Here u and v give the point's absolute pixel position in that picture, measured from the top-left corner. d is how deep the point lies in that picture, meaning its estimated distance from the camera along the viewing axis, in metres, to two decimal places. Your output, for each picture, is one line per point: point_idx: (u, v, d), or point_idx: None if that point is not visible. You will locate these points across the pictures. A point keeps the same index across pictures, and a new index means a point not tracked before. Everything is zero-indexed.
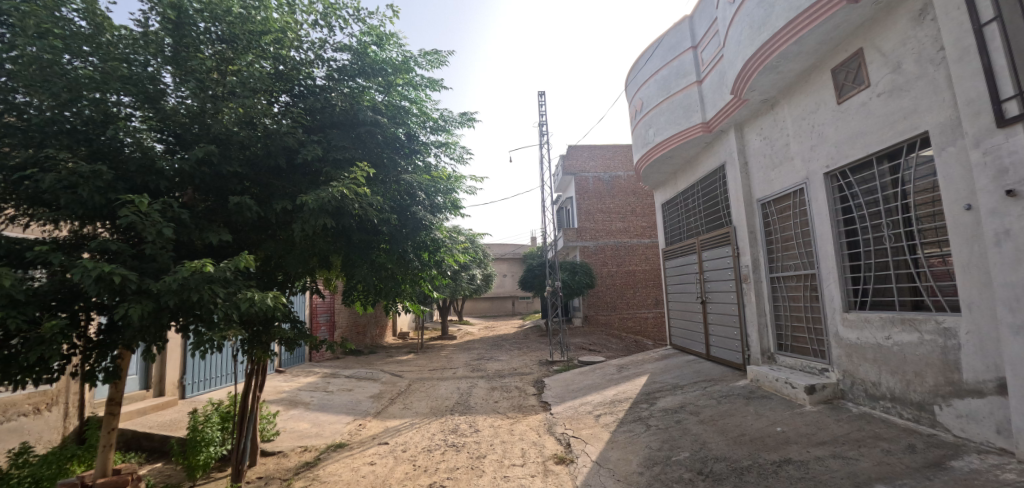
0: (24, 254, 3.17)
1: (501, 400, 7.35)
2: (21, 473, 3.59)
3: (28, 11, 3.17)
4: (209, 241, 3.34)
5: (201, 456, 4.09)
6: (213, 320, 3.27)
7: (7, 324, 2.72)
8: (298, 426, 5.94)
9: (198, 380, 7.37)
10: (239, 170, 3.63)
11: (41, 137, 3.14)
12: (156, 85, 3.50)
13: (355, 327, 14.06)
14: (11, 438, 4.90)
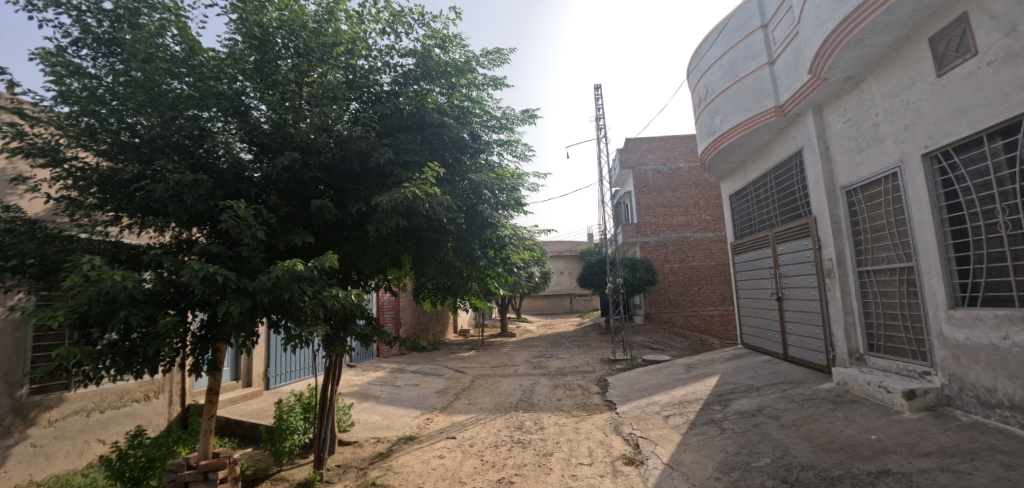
0: (141, 259, 3.50)
1: (565, 398, 7.29)
2: (138, 452, 4.00)
3: (139, 44, 3.56)
4: (293, 243, 3.52)
5: (287, 443, 4.34)
6: (301, 317, 3.48)
7: (130, 321, 3.01)
8: (371, 418, 6.23)
9: (280, 372, 7.91)
10: (317, 175, 3.73)
11: (150, 152, 3.49)
12: (242, 100, 3.71)
13: (419, 323, 14.56)
14: (127, 421, 5.53)
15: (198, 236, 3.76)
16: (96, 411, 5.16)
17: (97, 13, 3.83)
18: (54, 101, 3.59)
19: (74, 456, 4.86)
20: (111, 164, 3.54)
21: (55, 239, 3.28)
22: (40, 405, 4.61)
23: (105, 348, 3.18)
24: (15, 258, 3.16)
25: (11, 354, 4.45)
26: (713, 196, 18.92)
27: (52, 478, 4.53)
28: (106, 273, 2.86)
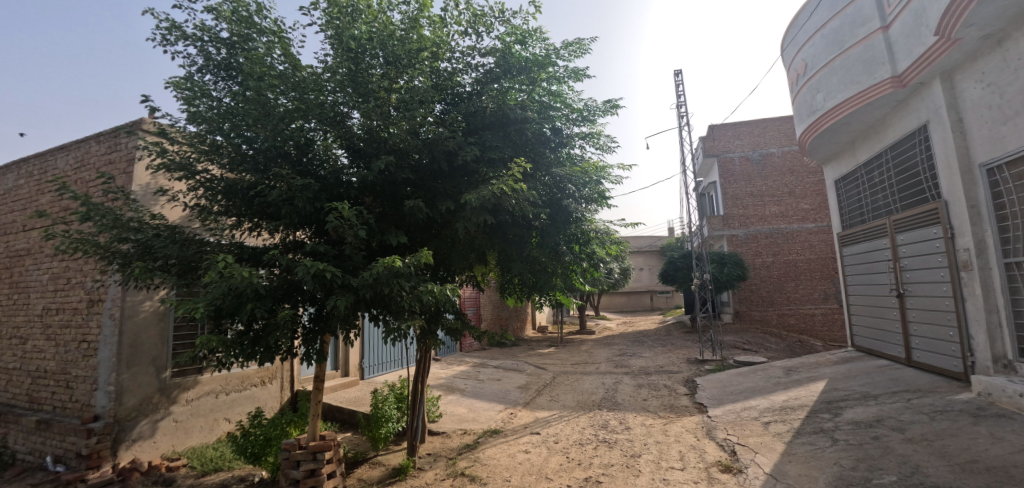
0: (261, 256, 3.81)
1: (651, 399, 7.02)
2: (259, 431, 4.26)
3: (253, 64, 3.88)
4: (389, 242, 3.68)
5: (382, 430, 4.58)
6: (398, 311, 3.63)
7: (255, 313, 3.29)
8: (457, 410, 6.47)
9: (375, 363, 8.48)
10: (408, 175, 3.86)
11: (265, 161, 3.78)
12: (338, 109, 3.83)
13: (499, 320, 14.86)
14: (248, 403, 6.17)
15: (305, 238, 4.10)
16: (224, 393, 5.83)
17: (215, 43, 4.30)
18: (189, 122, 4.02)
19: (207, 432, 5.55)
20: (235, 174, 3.90)
21: (190, 242, 3.61)
22: (180, 386, 5.31)
23: (235, 337, 3.49)
24: (162, 259, 3.57)
25: (157, 342, 5.16)
26: (812, 183, 17.17)
27: (189, 451, 5.21)
28: (235, 270, 3.11)
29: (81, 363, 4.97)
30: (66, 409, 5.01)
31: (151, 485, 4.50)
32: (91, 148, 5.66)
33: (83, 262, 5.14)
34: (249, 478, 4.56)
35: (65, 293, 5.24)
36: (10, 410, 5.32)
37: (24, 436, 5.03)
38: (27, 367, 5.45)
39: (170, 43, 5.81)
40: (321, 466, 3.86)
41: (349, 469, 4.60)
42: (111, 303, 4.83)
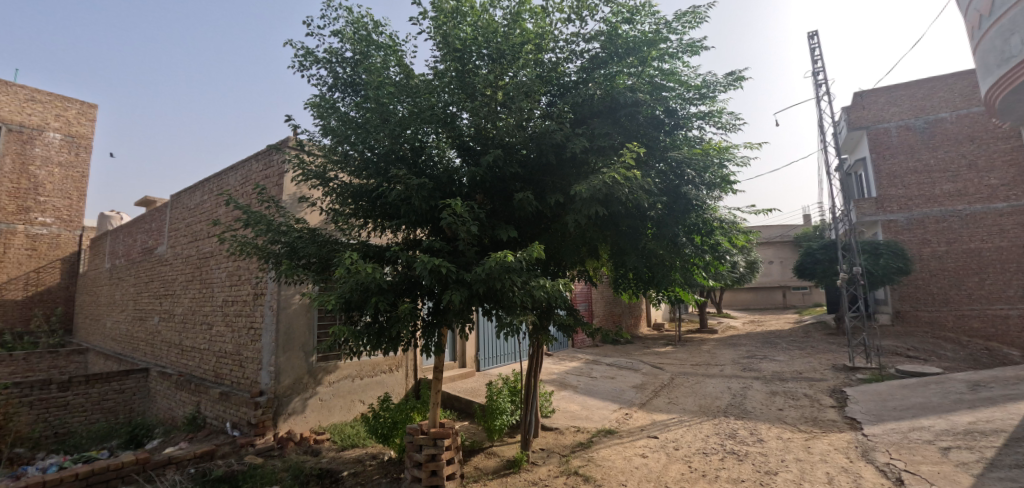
0: (384, 253, 4.05)
1: (788, 408, 6.20)
2: (387, 414, 4.63)
3: (373, 76, 4.17)
4: (501, 237, 3.69)
5: (497, 422, 4.67)
6: (511, 306, 3.63)
7: (379, 306, 3.49)
8: (570, 407, 6.43)
9: (490, 356, 8.82)
10: (518, 170, 3.84)
11: (384, 165, 3.94)
12: (447, 110, 3.91)
13: (613, 316, 14.44)
14: (379, 388, 6.75)
15: (423, 235, 4.30)
16: (358, 378, 6.44)
17: (342, 63, 4.74)
18: (323, 135, 4.43)
19: (345, 411, 6.22)
20: (359, 179, 4.19)
21: (326, 242, 3.99)
22: (324, 369, 6.01)
23: (364, 328, 3.77)
24: (305, 258, 3.98)
25: (305, 330, 5.89)
26: (1003, 152, 13.73)
27: (331, 427, 5.91)
28: (361, 266, 3.34)
29: (250, 347, 5.90)
30: (240, 384, 5.99)
31: (303, 454, 5.18)
32: (252, 167, 6.67)
33: (249, 262, 6.07)
34: (380, 456, 4.97)
35: (238, 288, 6.27)
36: (203, 382, 6.52)
37: (212, 405, 6.12)
38: (213, 348, 6.64)
39: (308, 68, 6.59)
40: (441, 452, 3.97)
41: (467, 457, 4.79)
42: (271, 296, 5.65)
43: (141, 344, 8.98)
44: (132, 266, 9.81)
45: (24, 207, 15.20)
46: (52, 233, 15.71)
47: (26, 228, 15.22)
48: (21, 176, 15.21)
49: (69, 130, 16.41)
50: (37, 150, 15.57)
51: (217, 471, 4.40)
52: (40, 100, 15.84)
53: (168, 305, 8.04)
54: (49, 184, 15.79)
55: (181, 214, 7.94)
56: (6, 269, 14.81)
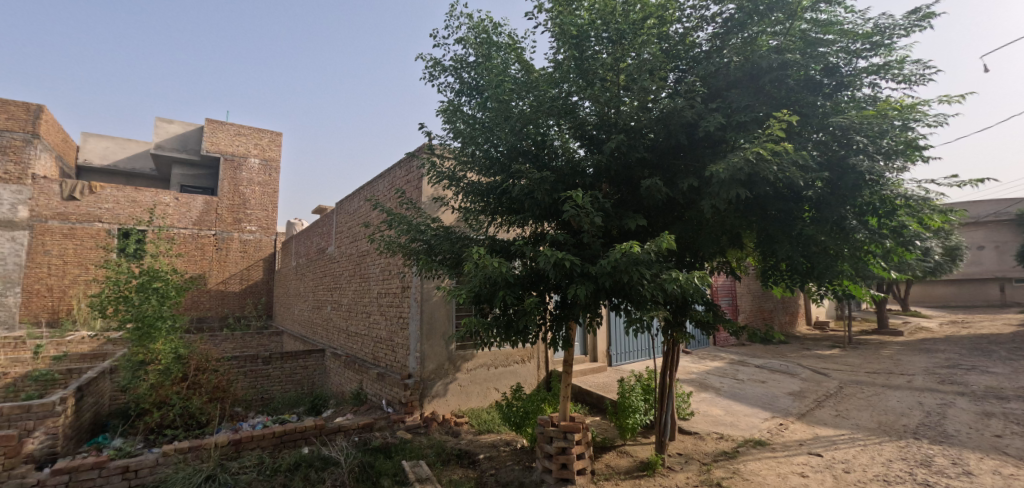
0: (510, 247, 4.15)
1: (1013, 437, 4.80)
2: (519, 403, 4.79)
3: (495, 77, 4.35)
4: (628, 227, 3.53)
5: (629, 420, 4.52)
6: (641, 301, 3.43)
7: (507, 300, 3.58)
8: (712, 411, 5.91)
9: (621, 351, 8.59)
10: (644, 155, 3.62)
11: (508, 162, 4.03)
12: (567, 101, 3.83)
13: (761, 313, 13.00)
14: (513, 377, 7.01)
15: (548, 228, 4.32)
16: (493, 366, 6.78)
17: (466, 69, 5.06)
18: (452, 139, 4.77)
19: (482, 397, 6.60)
20: (486, 177, 4.39)
21: (457, 239, 4.26)
22: (463, 357, 6.48)
23: (494, 321, 3.94)
24: (440, 254, 4.31)
25: (445, 320, 6.38)
26: None
27: (469, 411, 6.33)
28: (488, 262, 3.47)
29: (400, 333, 6.62)
30: (393, 366, 6.75)
31: (444, 434, 5.67)
32: (395, 173, 7.35)
33: (395, 259, 6.81)
34: (513, 443, 5.20)
35: (388, 282, 7.09)
36: (363, 363, 7.52)
37: (371, 383, 7.02)
38: (371, 334, 7.62)
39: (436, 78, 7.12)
40: (572, 446, 3.95)
41: (598, 453, 4.71)
42: (415, 289, 6.26)
43: (319, 329, 10.75)
44: (310, 264, 11.81)
45: (238, 219, 19.40)
46: (257, 238, 19.74)
47: (241, 235, 19.38)
48: (235, 195, 19.46)
49: (265, 155, 20.44)
50: (243, 174, 19.85)
51: (375, 442, 4.97)
52: (244, 133, 20.15)
53: (336, 296, 9.50)
54: (254, 200, 19.89)
55: (343, 220, 9.29)
56: (230, 267, 19.04)
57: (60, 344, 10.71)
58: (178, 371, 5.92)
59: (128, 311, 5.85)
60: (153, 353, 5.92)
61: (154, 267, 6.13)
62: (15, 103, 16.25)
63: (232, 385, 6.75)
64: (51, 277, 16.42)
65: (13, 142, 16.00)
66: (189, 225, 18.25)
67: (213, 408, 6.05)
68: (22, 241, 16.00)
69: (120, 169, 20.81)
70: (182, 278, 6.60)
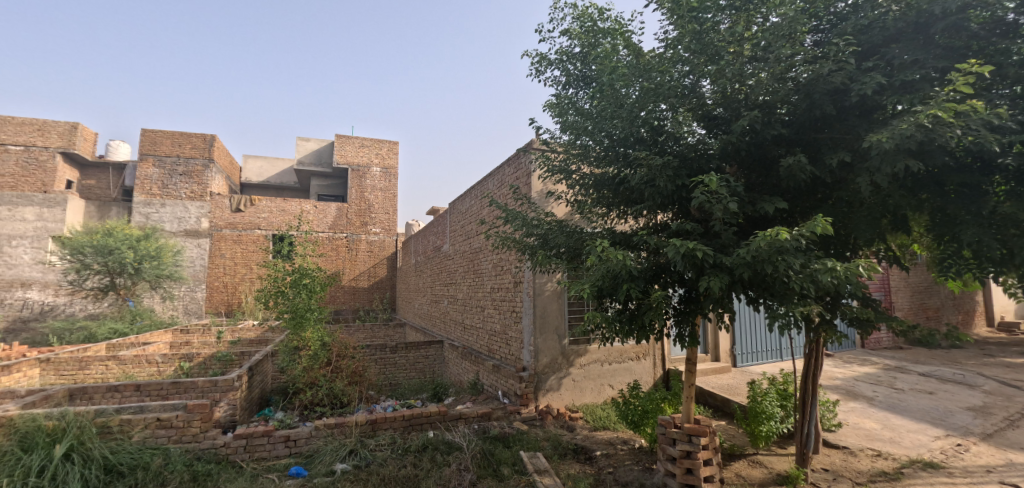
0: (631, 238, 4.06)
1: None
2: (637, 402, 4.81)
3: (606, 64, 4.36)
4: (765, 212, 3.27)
5: (762, 427, 4.51)
6: (785, 294, 3.18)
7: (631, 293, 3.52)
8: (864, 425, 5.26)
9: (747, 352, 8.13)
10: (782, 132, 3.32)
11: (621, 149, 4.02)
12: (687, 81, 3.68)
13: (926, 310, 11.07)
14: (628, 374, 6.89)
15: (668, 218, 4.16)
16: (607, 362, 6.72)
17: (572, 60, 5.07)
18: (562, 133, 4.86)
19: (596, 393, 6.59)
20: (599, 167, 4.35)
21: (573, 232, 4.33)
22: (576, 352, 6.55)
23: (615, 314, 3.92)
24: (557, 247, 4.42)
25: (557, 314, 6.48)
26: None
27: (584, 406, 6.39)
28: (611, 254, 3.47)
29: (514, 326, 6.81)
30: (507, 359, 6.99)
31: (560, 427, 5.81)
32: (504, 171, 7.58)
33: (508, 254, 7.04)
34: (632, 442, 5.26)
35: (500, 277, 7.34)
36: (479, 355, 7.90)
37: (487, 374, 7.34)
38: (486, 327, 7.91)
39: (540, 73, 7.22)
40: (697, 450, 3.93)
41: (727, 462, 4.69)
42: (528, 283, 6.38)
43: (437, 322, 11.48)
44: (428, 262, 12.70)
45: (365, 222, 21.65)
46: (381, 238, 21.78)
47: (367, 237, 21.59)
48: (362, 201, 21.75)
49: (385, 163, 22.52)
50: (368, 181, 22.08)
51: (494, 430, 5.34)
52: (367, 145, 22.40)
53: (452, 291, 10.15)
54: (377, 204, 22.00)
55: (457, 219, 9.85)
56: (359, 265, 21.33)
57: (237, 329, 12.99)
58: (324, 356, 6.75)
59: (284, 304, 6.87)
60: (305, 340, 6.86)
61: (303, 266, 7.06)
62: (197, 135, 19.91)
63: (366, 370, 7.42)
64: (227, 275, 19.73)
65: (196, 167, 19.68)
66: (326, 229, 20.79)
67: (352, 390, 6.73)
68: (205, 247, 19.55)
69: (272, 184, 24.43)
70: (325, 275, 7.47)
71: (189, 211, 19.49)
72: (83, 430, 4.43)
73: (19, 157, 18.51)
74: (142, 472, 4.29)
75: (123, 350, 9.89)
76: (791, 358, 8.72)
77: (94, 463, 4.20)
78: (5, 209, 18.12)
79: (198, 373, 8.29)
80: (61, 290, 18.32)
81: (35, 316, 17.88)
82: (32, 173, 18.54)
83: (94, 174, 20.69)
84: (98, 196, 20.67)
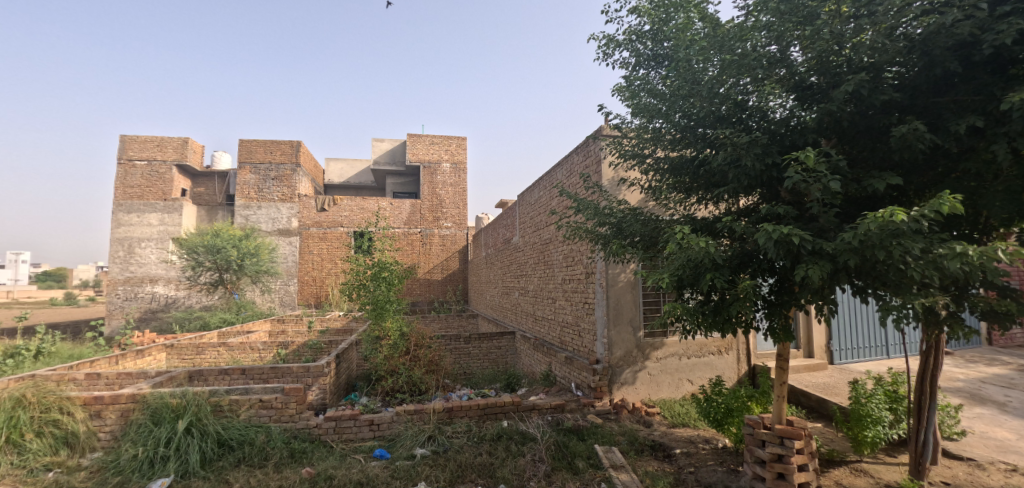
0: (715, 225, 3.95)
1: None
2: (721, 399, 4.63)
3: (682, 39, 4.29)
4: (874, 188, 3.19)
5: (868, 433, 4.27)
6: (899, 283, 3.03)
7: (716, 283, 3.39)
8: (994, 435, 4.65)
9: (846, 347, 7.46)
10: (892, 97, 3.17)
11: (697, 129, 4.09)
12: (778, 52, 3.64)
13: None
14: (709, 370, 6.62)
15: (755, 202, 4.10)
16: (685, 356, 6.48)
17: (642, 39, 4.95)
18: (633, 117, 4.88)
19: (674, 388, 6.42)
20: (676, 151, 4.41)
21: (649, 220, 4.35)
22: (652, 345, 6.37)
23: (697, 306, 3.81)
24: (631, 236, 4.47)
25: (632, 306, 6.32)
26: None
27: (661, 401, 6.22)
28: (692, 241, 3.37)
29: (587, 318, 6.72)
30: (581, 351, 6.92)
31: (636, 422, 5.69)
32: (573, 160, 7.57)
33: (578, 245, 7.01)
34: (714, 442, 5.07)
35: (572, 268, 7.30)
36: (552, 347, 7.88)
37: (560, 366, 7.32)
38: (557, 319, 7.94)
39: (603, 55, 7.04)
40: (790, 454, 3.75)
41: (825, 467, 4.48)
42: (600, 274, 6.27)
43: (509, 313, 11.65)
44: (499, 254, 12.85)
45: (437, 217, 22.54)
46: (452, 233, 22.56)
47: (440, 231, 22.47)
48: (434, 196, 22.65)
49: (454, 159, 23.17)
50: (439, 177, 22.88)
51: (567, 423, 5.33)
52: (437, 142, 23.11)
53: (522, 282, 10.28)
54: (448, 199, 22.78)
55: (526, 211, 9.94)
56: (433, 259, 22.27)
57: (325, 319, 14.07)
58: (403, 345, 7.13)
59: (366, 296, 7.32)
60: (385, 330, 7.31)
61: (382, 260, 7.49)
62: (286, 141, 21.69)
63: (442, 360, 7.63)
64: (315, 270, 21.43)
65: (286, 172, 21.50)
66: (401, 225, 21.92)
67: (430, 378, 7.07)
68: (296, 244, 21.35)
69: (352, 183, 26.19)
70: (402, 268, 7.88)
71: (281, 212, 21.35)
72: (200, 408, 4.99)
73: (143, 170, 21.13)
74: (249, 448, 4.81)
75: (230, 337, 11.04)
76: (900, 355, 7.85)
77: (210, 437, 4.79)
78: (136, 215, 20.97)
79: (293, 358, 9.19)
80: (181, 285, 20.95)
81: (162, 307, 20.72)
82: (154, 184, 21.15)
83: (202, 182, 23.27)
84: (207, 201, 23.16)
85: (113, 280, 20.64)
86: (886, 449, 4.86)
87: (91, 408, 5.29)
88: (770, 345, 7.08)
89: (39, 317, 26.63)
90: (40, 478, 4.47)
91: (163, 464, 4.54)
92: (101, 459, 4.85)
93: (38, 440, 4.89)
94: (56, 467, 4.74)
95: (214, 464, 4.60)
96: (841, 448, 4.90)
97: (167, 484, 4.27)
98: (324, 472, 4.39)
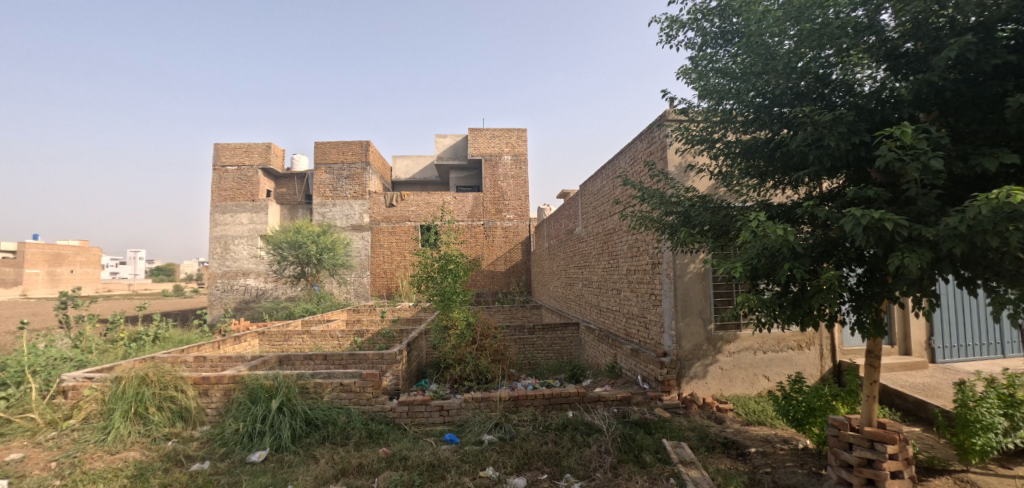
0: (794, 211, 3.69)
1: None
2: (801, 397, 4.36)
3: (751, 10, 4.04)
4: (985, 167, 2.85)
5: (978, 440, 3.85)
6: (1017, 273, 2.69)
7: (794, 274, 3.17)
8: None
9: (951, 345, 6.70)
10: (1007, 60, 2.82)
11: (772, 107, 3.85)
12: (867, 18, 3.32)
13: None
14: (788, 365, 6.22)
15: (841, 185, 3.79)
16: (761, 351, 6.15)
17: (708, 17, 4.72)
18: (701, 100, 4.68)
19: (748, 384, 6.11)
20: (749, 134, 4.17)
21: (720, 208, 4.18)
22: (723, 338, 6.10)
23: (773, 298, 3.58)
24: (700, 225, 4.32)
25: (702, 297, 6.08)
26: None
27: (734, 397, 5.97)
28: (768, 229, 3.17)
29: (653, 309, 6.55)
30: (647, 343, 6.78)
31: (707, 418, 5.53)
32: (636, 147, 7.37)
33: (643, 234, 6.83)
34: (792, 442, 4.79)
35: (636, 258, 7.15)
36: (617, 338, 7.75)
37: (626, 358, 7.22)
38: (623, 310, 7.79)
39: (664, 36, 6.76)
40: (882, 459, 3.48)
41: (922, 475, 4.10)
42: (668, 265, 6.09)
43: (573, 304, 11.63)
44: (562, 244, 12.71)
45: (499, 209, 22.87)
46: (515, 225, 22.82)
47: (502, 223, 22.80)
48: (496, 189, 22.96)
49: (515, 151, 23.31)
50: (500, 170, 23.12)
51: (634, 416, 5.27)
52: (498, 135, 23.34)
53: (586, 273, 10.17)
54: (510, 192, 23.02)
55: (588, 200, 9.81)
56: (496, 250, 22.68)
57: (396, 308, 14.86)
58: (469, 335, 7.34)
59: (434, 288, 7.66)
60: (453, 320, 7.58)
61: (448, 253, 7.77)
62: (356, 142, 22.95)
63: (507, 350, 7.77)
64: (386, 263, 22.59)
65: (357, 170, 22.75)
66: (465, 218, 22.53)
67: (496, 368, 7.26)
68: (367, 239, 22.61)
69: (417, 179, 27.26)
70: (467, 260, 8.11)
71: (353, 209, 22.66)
72: (289, 389, 5.49)
73: (234, 174, 23.31)
74: (333, 428, 5.24)
75: (314, 326, 11.98)
76: (1019, 354, 6.89)
77: (298, 416, 5.26)
78: (229, 215, 23.20)
79: (369, 346, 9.83)
80: (269, 278, 22.94)
81: (254, 297, 22.83)
82: (244, 186, 23.29)
83: (284, 183, 25.30)
84: (288, 201, 25.09)
85: (213, 274, 23.03)
86: (999, 459, 4.33)
87: (200, 386, 5.98)
88: (858, 340, 6.50)
89: (158, 307, 30.27)
90: (163, 446, 5.14)
91: (260, 437, 5.08)
92: (209, 431, 5.50)
93: (159, 413, 5.62)
94: (174, 437, 5.43)
95: (302, 440, 5.07)
96: (943, 455, 4.41)
97: (264, 456, 4.78)
98: (399, 453, 4.67)
